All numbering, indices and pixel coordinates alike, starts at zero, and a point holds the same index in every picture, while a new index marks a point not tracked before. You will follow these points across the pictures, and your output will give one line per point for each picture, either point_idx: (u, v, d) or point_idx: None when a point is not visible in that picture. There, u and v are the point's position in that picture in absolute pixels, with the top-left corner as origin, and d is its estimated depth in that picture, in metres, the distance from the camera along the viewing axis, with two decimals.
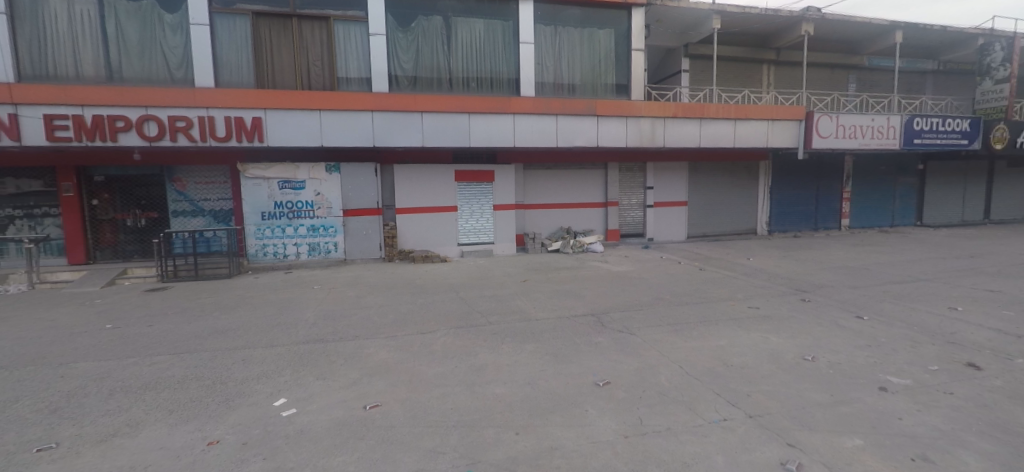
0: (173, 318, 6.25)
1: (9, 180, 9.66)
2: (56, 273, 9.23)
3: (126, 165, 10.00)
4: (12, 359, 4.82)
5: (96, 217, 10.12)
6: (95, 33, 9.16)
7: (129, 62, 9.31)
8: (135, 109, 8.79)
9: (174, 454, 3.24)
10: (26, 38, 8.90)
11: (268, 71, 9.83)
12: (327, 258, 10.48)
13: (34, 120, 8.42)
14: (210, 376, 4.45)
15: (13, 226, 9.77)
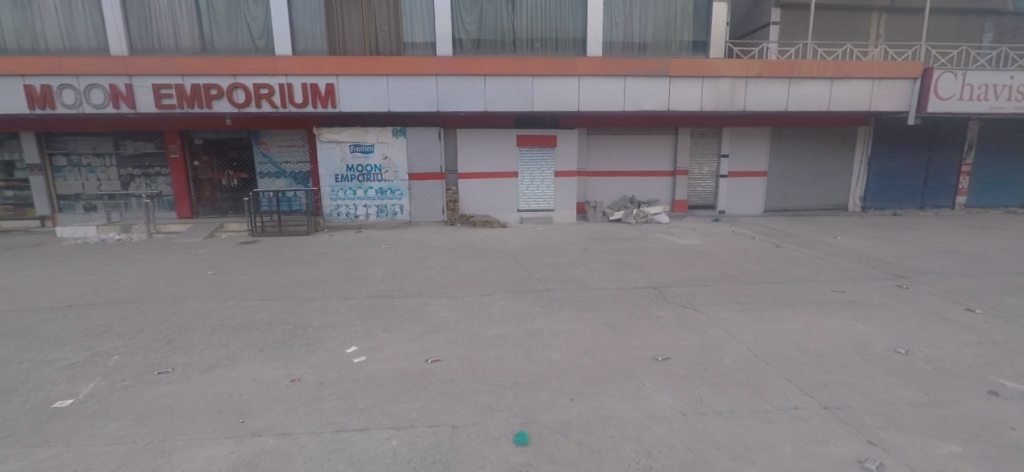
0: (262, 268, 6.95)
1: (128, 143, 10.99)
2: (168, 225, 10.44)
3: (220, 130, 10.98)
4: (137, 296, 5.65)
5: (198, 176, 11.30)
6: (189, 6, 9.90)
7: (218, 32, 10.02)
8: (225, 77, 9.50)
9: (266, 388, 3.69)
10: (134, 13, 9.83)
11: (340, 38, 10.13)
12: (393, 219, 11.00)
13: (145, 90, 9.42)
14: (293, 321, 4.92)
15: (133, 183, 11.18)
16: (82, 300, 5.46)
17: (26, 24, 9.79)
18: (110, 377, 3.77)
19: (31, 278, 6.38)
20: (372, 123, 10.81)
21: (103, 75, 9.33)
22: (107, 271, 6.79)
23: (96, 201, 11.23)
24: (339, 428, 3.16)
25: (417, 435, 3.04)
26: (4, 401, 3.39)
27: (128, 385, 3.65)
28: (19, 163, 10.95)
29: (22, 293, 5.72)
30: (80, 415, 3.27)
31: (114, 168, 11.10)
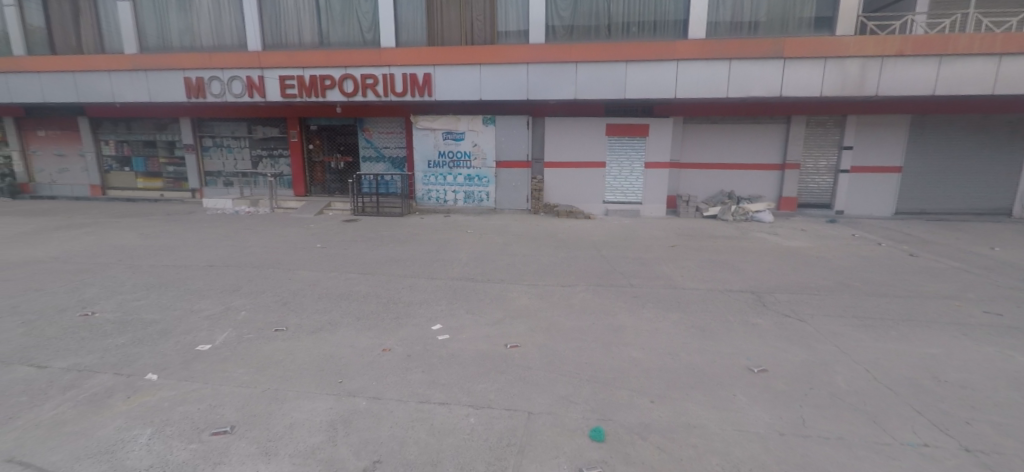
0: (361, 244, 7.58)
1: (259, 127, 12.57)
2: (287, 201, 11.82)
3: (331, 117, 12.09)
4: (262, 261, 6.48)
5: (312, 159, 12.59)
6: (311, 4, 10.96)
7: (333, 28, 10.98)
8: (338, 69, 10.42)
9: (361, 354, 4.04)
10: (267, 13, 11.12)
11: (438, 29, 10.54)
12: (480, 206, 11.33)
13: (273, 81, 10.66)
14: (386, 295, 5.31)
15: (261, 163, 12.79)
16: (220, 262, 6.41)
17: (187, 27, 11.54)
18: (239, 329, 4.39)
19: (185, 240, 7.63)
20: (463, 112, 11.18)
21: (242, 69, 10.72)
22: (239, 238, 7.89)
23: (233, 178, 13.05)
24: (422, 400, 3.35)
25: (493, 415, 3.12)
26: (164, 341, 4.11)
27: (253, 338, 4.21)
28: (179, 144, 13.08)
29: (178, 252, 6.85)
30: (216, 359, 3.86)
31: (247, 150, 12.77)
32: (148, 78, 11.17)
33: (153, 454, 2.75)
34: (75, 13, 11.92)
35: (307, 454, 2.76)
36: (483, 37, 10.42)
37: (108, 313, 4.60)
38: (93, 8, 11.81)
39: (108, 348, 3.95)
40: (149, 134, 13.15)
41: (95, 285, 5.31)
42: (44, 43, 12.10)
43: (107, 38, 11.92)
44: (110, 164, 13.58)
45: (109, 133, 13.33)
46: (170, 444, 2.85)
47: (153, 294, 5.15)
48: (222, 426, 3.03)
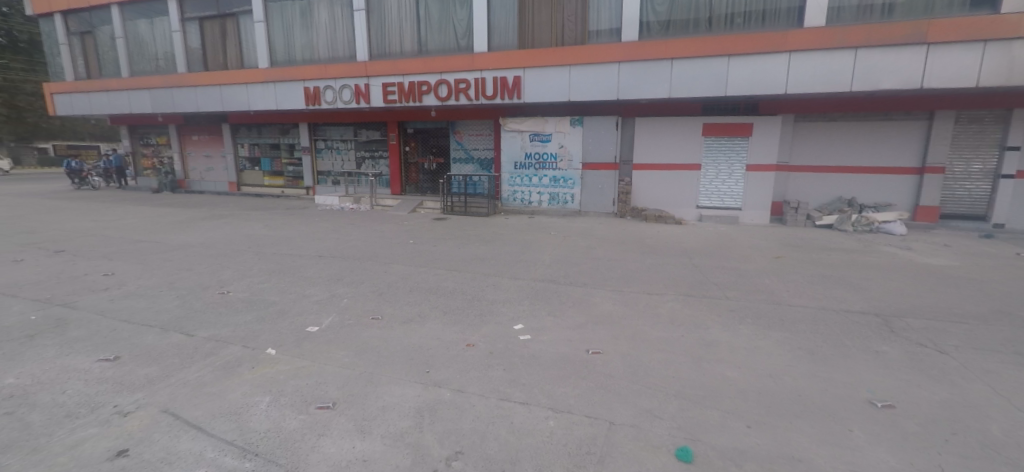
0: (449, 242, 7.93)
1: (363, 131, 13.74)
2: (384, 199, 12.77)
3: (426, 120, 12.83)
4: (362, 254, 7.06)
5: (408, 160, 13.46)
6: (412, 15, 11.72)
7: (431, 36, 11.63)
8: (434, 75, 11.03)
9: (447, 346, 4.21)
10: (374, 26, 12.11)
11: (529, 31, 10.66)
12: (564, 208, 11.28)
13: (377, 88, 11.60)
14: (471, 292, 5.49)
15: (364, 164, 13.97)
16: (329, 253, 7.10)
17: (308, 42, 12.96)
18: (342, 315, 4.81)
19: (301, 232, 8.58)
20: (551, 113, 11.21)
21: (352, 78, 11.83)
22: (344, 232, 8.69)
23: (340, 177, 14.41)
24: (502, 397, 3.40)
25: (573, 421, 3.06)
26: (281, 320, 4.65)
27: (353, 324, 4.60)
28: (297, 146, 14.76)
29: (294, 242, 7.74)
30: (322, 340, 4.27)
31: (353, 151, 14.02)
32: (276, 88, 12.77)
33: (270, 420, 3.13)
34: (224, 35, 13.98)
35: (395, 437, 2.93)
36: (574, 37, 10.33)
37: (240, 293, 5.32)
38: (237, 30, 13.76)
39: (238, 323, 4.57)
40: (274, 138, 15.01)
41: (231, 268, 6.18)
42: (200, 62, 14.37)
43: (247, 55, 13.83)
44: (244, 164, 15.73)
45: (244, 137, 15.46)
46: (283, 413, 3.21)
47: (274, 278, 5.85)
48: (326, 401, 3.34)
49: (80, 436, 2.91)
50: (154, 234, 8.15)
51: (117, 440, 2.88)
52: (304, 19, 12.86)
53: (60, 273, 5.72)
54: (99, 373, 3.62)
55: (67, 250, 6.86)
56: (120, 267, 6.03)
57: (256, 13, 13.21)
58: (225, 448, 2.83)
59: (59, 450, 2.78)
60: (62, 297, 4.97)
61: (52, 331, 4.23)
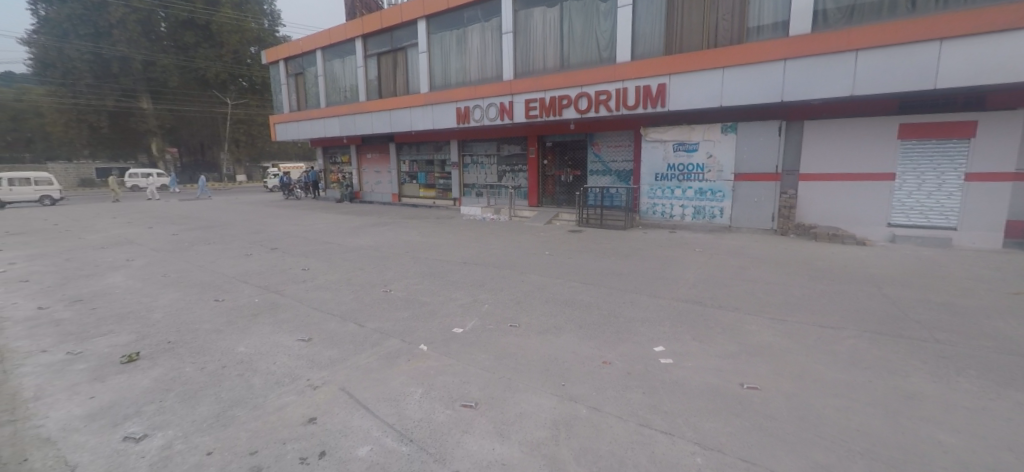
0: (585, 255, 7.86)
1: (505, 146, 14.59)
2: (520, 211, 13.28)
3: (564, 134, 13.11)
4: (502, 263, 7.42)
5: (545, 173, 13.88)
6: (556, 32, 12.14)
7: (574, 50, 11.88)
8: (575, 88, 11.23)
9: (583, 362, 4.13)
10: (520, 46, 12.83)
11: (677, 35, 10.16)
12: (711, 222, 10.45)
13: (520, 105, 12.26)
14: (607, 308, 5.32)
15: (505, 177, 14.83)
16: (472, 260, 7.63)
17: (461, 67, 14.33)
18: (483, 319, 5.10)
19: (449, 240, 9.42)
20: (698, 121, 10.50)
21: (498, 97, 12.71)
22: (486, 241, 9.28)
23: (483, 189, 15.50)
24: (643, 423, 3.18)
25: (726, 463, 2.70)
26: (432, 320, 5.11)
27: (493, 329, 4.84)
28: (448, 162, 16.36)
29: (442, 248, 8.52)
30: (466, 341, 4.57)
31: (495, 165, 14.99)
32: (433, 110, 14.40)
33: (422, 410, 3.43)
34: (395, 67, 16.26)
35: (532, 445, 2.95)
36: (730, 37, 9.54)
37: (400, 291, 6.02)
38: (405, 62, 15.86)
39: (397, 318, 5.15)
40: (430, 154, 16.89)
41: (393, 269, 7.05)
42: (375, 91, 16.93)
43: (411, 83, 15.86)
44: (404, 178, 17.97)
45: (406, 155, 17.69)
46: (433, 405, 3.49)
47: (426, 280, 6.50)
48: (469, 400, 3.54)
49: (284, 401, 3.57)
50: (338, 236, 9.78)
51: (309, 408, 3.46)
52: (459, 47, 14.25)
53: (275, 266, 7.21)
54: (298, 350, 4.41)
55: (280, 247, 8.62)
56: (313, 264, 7.35)
57: (420, 45, 15.09)
58: (387, 429, 3.18)
59: (270, 410, 3.45)
60: (275, 285, 6.23)
61: (267, 312, 5.32)
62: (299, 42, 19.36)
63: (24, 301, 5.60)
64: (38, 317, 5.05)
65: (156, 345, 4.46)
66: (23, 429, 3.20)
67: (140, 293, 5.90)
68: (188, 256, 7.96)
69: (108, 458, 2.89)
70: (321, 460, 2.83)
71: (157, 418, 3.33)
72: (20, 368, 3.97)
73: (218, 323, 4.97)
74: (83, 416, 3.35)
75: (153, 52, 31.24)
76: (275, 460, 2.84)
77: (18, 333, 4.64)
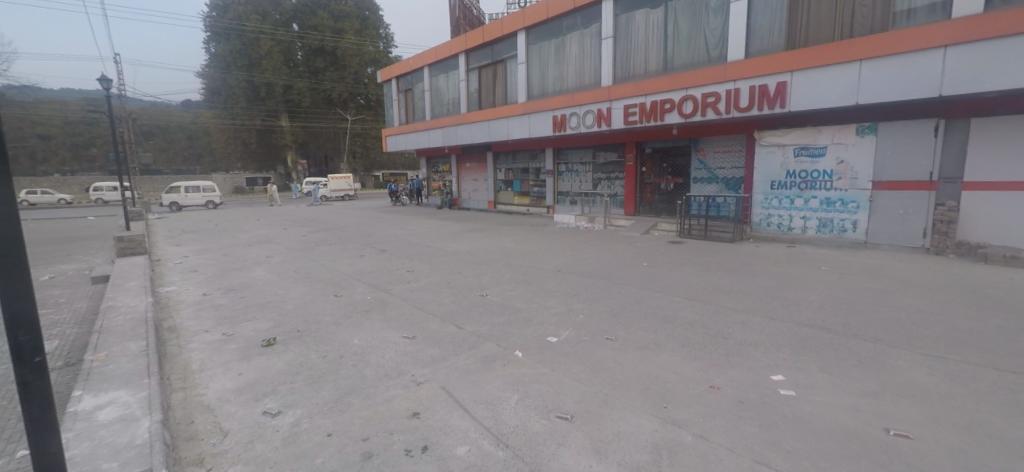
0: (687, 269, 7.39)
1: (602, 153, 14.49)
2: (616, 219, 12.92)
3: (666, 139, 12.62)
4: (596, 273, 7.27)
5: (643, 180, 13.48)
6: (659, 33, 11.72)
7: (678, 51, 11.36)
8: (679, 92, 10.73)
9: (687, 384, 3.84)
10: (620, 50, 12.61)
11: (800, 28, 9.24)
12: (840, 237, 9.37)
13: (619, 111, 12.06)
14: (713, 327, 4.92)
15: (600, 185, 14.67)
16: (566, 268, 7.59)
17: (559, 75, 14.46)
18: (578, 330, 5.01)
19: (543, 247, 9.49)
20: (825, 121, 9.44)
21: (596, 103, 12.64)
22: (580, 250, 9.18)
23: (577, 197, 15.49)
24: (759, 459, 2.85)
25: None
26: (526, 327, 5.15)
27: (590, 340, 4.74)
28: (543, 170, 16.60)
29: (537, 256, 8.60)
30: (560, 351, 4.52)
31: (591, 173, 14.92)
32: (530, 119, 14.75)
33: (518, 417, 3.44)
34: (494, 79, 16.92)
35: (633, 468, 2.80)
36: (870, 25, 8.40)
37: (495, 297, 6.18)
38: (504, 73, 16.43)
39: (493, 323, 5.28)
40: (525, 162, 17.30)
41: (489, 274, 7.26)
42: (476, 102, 17.78)
43: (509, 93, 16.38)
44: (500, 186, 18.58)
45: (502, 163, 18.32)
46: (528, 413, 3.49)
47: (521, 287, 6.59)
48: (565, 412, 3.48)
49: (391, 394, 3.83)
50: (439, 241, 10.37)
51: (413, 403, 3.66)
52: (557, 55, 14.39)
53: (384, 266, 7.85)
54: (404, 346, 4.72)
55: (388, 250, 9.38)
56: (416, 266, 7.86)
57: (520, 56, 15.52)
58: (484, 432, 3.25)
59: (380, 400, 3.72)
60: (384, 284, 6.77)
61: (377, 309, 5.79)
62: (409, 60, 21.07)
63: (194, 288, 6.76)
64: (203, 302, 6.05)
65: (288, 332, 5.09)
66: (191, 395, 3.83)
67: (277, 285, 6.79)
68: (313, 255, 9.00)
69: (252, 429, 3.33)
70: (424, 455, 2.97)
71: (288, 397, 3.77)
72: (190, 343, 4.78)
73: (337, 317, 5.53)
74: (233, 389, 3.93)
75: (291, 77, 36.32)
76: (384, 449, 3.04)
77: (189, 314, 5.61)
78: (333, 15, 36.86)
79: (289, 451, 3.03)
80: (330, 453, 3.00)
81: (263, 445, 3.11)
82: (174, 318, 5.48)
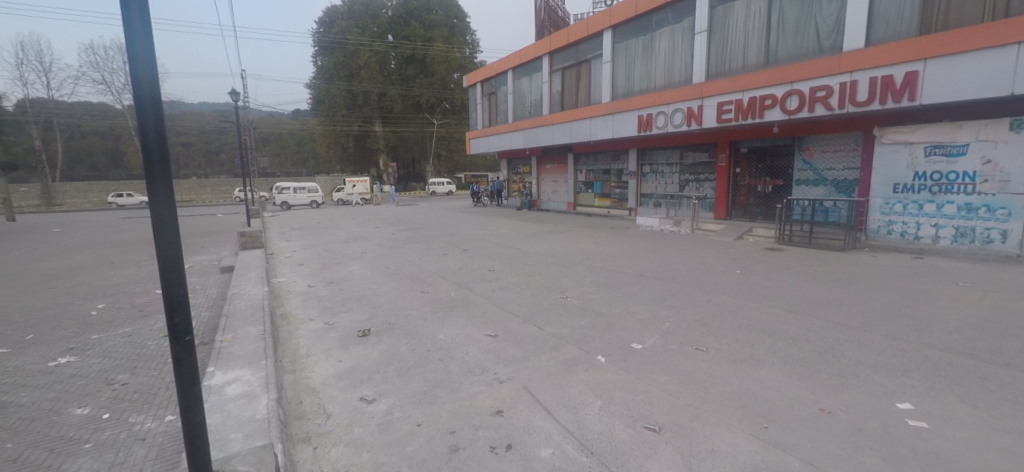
0: (787, 279, 6.76)
1: (690, 153, 13.96)
2: (705, 224, 12.28)
3: (765, 138, 11.86)
4: (684, 279, 6.92)
5: (736, 182, 12.82)
6: (761, 25, 10.98)
7: (784, 43, 10.58)
8: (783, 86, 9.97)
9: (791, 404, 3.44)
10: (715, 44, 12.00)
11: (939, 8, 8.16)
12: (983, 248, 8.10)
13: (711, 108, 11.51)
14: (821, 345, 4.44)
15: (687, 186, 14.14)
16: (650, 273, 7.31)
17: (645, 73, 14.06)
18: (664, 339, 4.79)
19: (625, 251, 9.24)
20: (966, 115, 8.21)
21: (686, 101, 12.18)
22: (665, 254, 8.83)
23: (662, 200, 15.02)
24: None
25: None
26: (609, 332, 5.03)
27: (678, 349, 4.53)
28: (625, 171, 16.28)
29: (619, 259, 8.40)
30: (646, 359, 4.35)
31: (677, 175, 14.42)
32: (613, 119, 14.55)
33: (602, 424, 3.30)
34: (577, 79, 16.81)
35: None
36: None
37: (576, 299, 6.12)
38: (588, 73, 16.25)
39: (575, 326, 5.23)
40: (607, 164, 17.07)
41: (570, 276, 7.22)
42: (557, 103, 17.82)
43: (591, 94, 16.23)
44: (580, 187, 18.46)
45: (583, 165, 18.24)
46: (613, 420, 3.34)
47: (602, 291, 6.47)
48: (652, 423, 3.26)
49: (475, 390, 3.92)
50: (519, 242, 10.52)
51: (496, 400, 3.72)
52: (645, 53, 13.99)
53: (467, 265, 8.14)
54: (487, 344, 4.84)
55: (471, 249, 9.72)
56: (497, 266, 8.04)
57: (605, 55, 15.29)
58: (567, 436, 3.17)
59: (464, 396, 3.82)
60: (468, 283, 7.00)
61: (461, 306, 6.00)
62: (494, 65, 21.68)
63: (301, 279, 7.50)
64: (308, 293, 6.69)
65: (381, 324, 5.44)
66: (300, 377, 4.24)
67: (370, 280, 7.31)
68: (402, 252, 9.57)
69: (352, 413, 3.59)
70: (508, 454, 2.98)
71: (381, 386, 4.02)
72: (298, 330, 5.30)
73: (424, 312, 5.81)
74: (335, 374, 4.27)
75: (384, 85, 39.09)
76: (470, 444, 3.10)
77: (298, 303, 6.24)
78: (424, 24, 39.06)
79: (384, 437, 3.22)
80: (419, 443, 3.13)
81: (361, 429, 3.35)
82: (285, 306, 6.11)
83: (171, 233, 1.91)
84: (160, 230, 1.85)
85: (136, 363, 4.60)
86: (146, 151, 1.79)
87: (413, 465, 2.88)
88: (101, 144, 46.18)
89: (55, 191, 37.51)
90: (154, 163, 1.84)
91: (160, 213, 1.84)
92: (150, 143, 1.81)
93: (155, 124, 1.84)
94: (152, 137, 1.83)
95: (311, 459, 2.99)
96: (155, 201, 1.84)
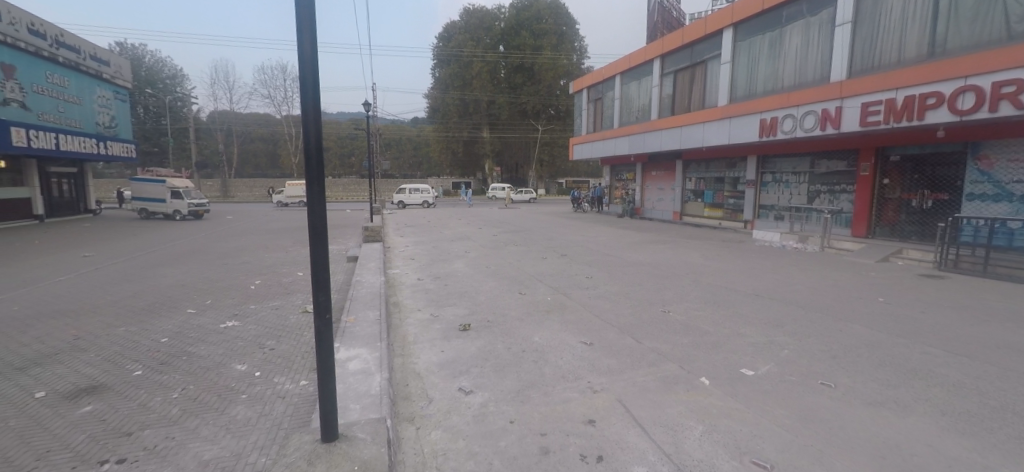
0: (949, 313, 5.63)
1: (824, 161, 12.33)
2: (840, 242, 10.74)
3: (925, 144, 10.04)
4: (808, 303, 6.15)
5: (883, 195, 11.02)
6: (926, 10, 9.29)
7: (957, 30, 8.82)
8: (953, 83, 8.35)
9: (950, 464, 2.82)
10: (862, 37, 10.48)
11: None
12: None
13: (854, 110, 10.06)
14: (998, 398, 3.60)
15: (818, 198, 12.53)
16: (767, 294, 6.62)
17: (771, 72, 12.79)
18: (781, 368, 4.29)
19: (739, 266, 8.48)
20: None
21: (821, 102, 10.83)
22: (787, 273, 7.91)
23: (785, 212, 13.55)
24: None
25: None
26: (715, 353, 4.67)
27: (796, 380, 4.05)
28: (742, 179, 14.97)
29: (730, 275, 7.73)
30: (759, 388, 3.95)
31: (806, 185, 12.84)
32: (730, 123, 13.51)
33: (704, 451, 3.06)
34: (691, 82, 15.87)
35: None
36: None
37: (679, 314, 5.78)
38: (704, 74, 15.25)
39: (677, 343, 4.95)
40: (720, 172, 15.86)
41: (674, 290, 6.85)
42: (667, 107, 17.01)
43: (706, 96, 15.21)
44: (689, 196, 17.41)
45: (692, 172, 17.19)
46: (715, 449, 3.07)
47: (710, 308, 6.02)
48: (763, 459, 2.93)
49: (567, 395, 3.91)
50: (621, 250, 10.27)
51: (589, 410, 3.66)
52: (772, 51, 12.72)
53: (566, 270, 8.17)
54: (582, 352, 4.80)
55: (569, 254, 9.74)
56: (595, 273, 7.94)
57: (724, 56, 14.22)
58: (662, 457, 3.00)
59: (557, 400, 3.84)
60: (565, 288, 7.03)
61: (557, 311, 6.04)
62: (601, 70, 21.45)
63: (412, 272, 8.21)
64: (417, 285, 7.28)
65: (481, 321, 5.72)
66: (407, 362, 4.62)
67: (472, 278, 7.71)
68: (505, 253, 9.92)
69: (451, 401, 3.82)
70: (599, 465, 2.90)
71: (478, 380, 4.22)
72: (408, 318, 5.81)
73: (521, 313, 5.97)
74: (438, 363, 4.58)
75: (494, 93, 41.10)
76: (560, 448, 3.10)
77: (410, 294, 6.82)
78: (534, 34, 39.94)
79: (478, 428, 3.38)
80: (511, 439, 3.22)
81: (458, 418, 3.54)
82: (397, 296, 6.74)
83: (319, 221, 2.22)
84: (313, 219, 2.18)
85: (281, 333, 5.43)
86: (308, 156, 2.14)
87: (505, 459, 2.97)
88: (265, 149, 55.58)
89: (231, 186, 45.98)
90: (313, 168, 2.17)
91: (315, 208, 2.18)
92: (310, 149, 2.15)
93: (315, 132, 2.17)
94: (312, 144, 2.17)
95: (414, 438, 3.25)
96: (312, 199, 2.19)
